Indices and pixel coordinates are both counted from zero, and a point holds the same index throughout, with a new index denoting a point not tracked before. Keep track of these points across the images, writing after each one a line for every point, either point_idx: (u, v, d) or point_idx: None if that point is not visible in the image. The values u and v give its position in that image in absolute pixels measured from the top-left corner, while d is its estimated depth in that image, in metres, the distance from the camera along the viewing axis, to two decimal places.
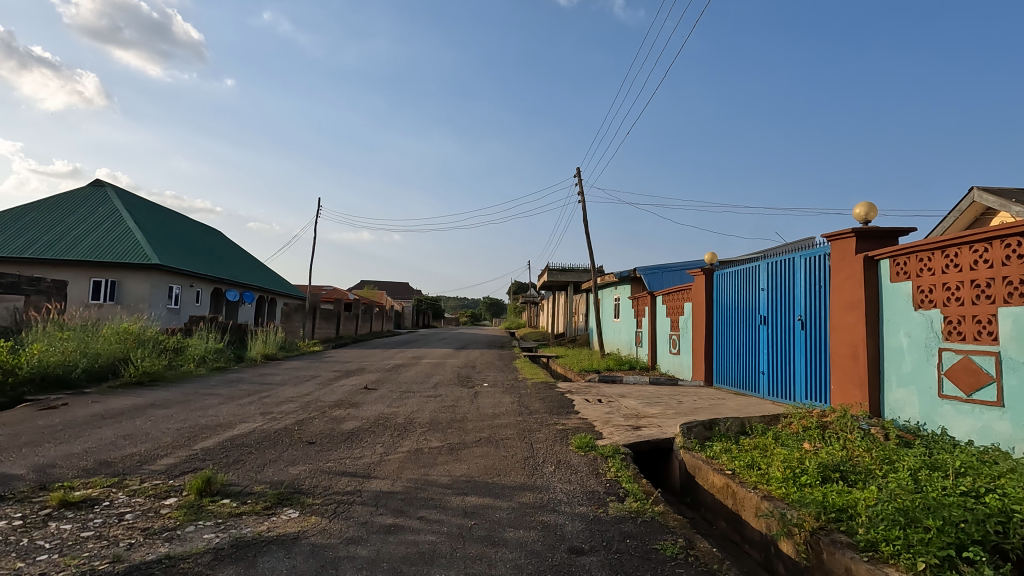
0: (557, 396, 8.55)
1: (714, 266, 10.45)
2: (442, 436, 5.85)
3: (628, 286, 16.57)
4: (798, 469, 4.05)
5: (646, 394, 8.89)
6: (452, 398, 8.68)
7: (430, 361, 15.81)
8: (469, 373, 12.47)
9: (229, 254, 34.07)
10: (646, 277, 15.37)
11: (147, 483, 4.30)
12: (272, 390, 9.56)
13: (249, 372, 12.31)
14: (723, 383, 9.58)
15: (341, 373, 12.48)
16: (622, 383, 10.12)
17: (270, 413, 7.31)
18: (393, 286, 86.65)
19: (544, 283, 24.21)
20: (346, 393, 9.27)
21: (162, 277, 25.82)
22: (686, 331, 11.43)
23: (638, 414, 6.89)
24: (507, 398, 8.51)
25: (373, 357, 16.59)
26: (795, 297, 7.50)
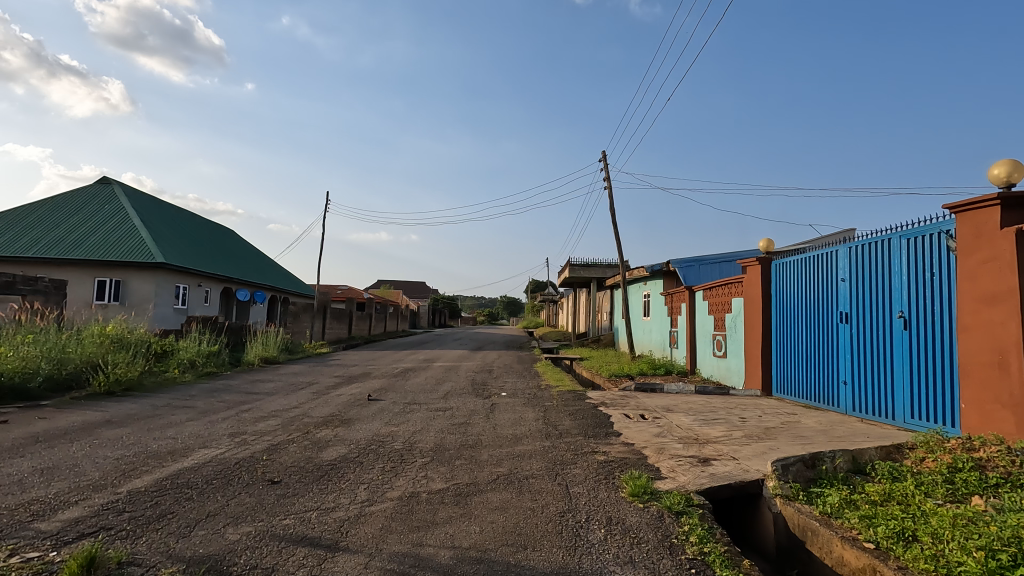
0: (591, 411, 7.10)
1: (771, 255, 8.89)
2: (448, 472, 4.46)
3: (660, 281, 15.01)
4: (1002, 554, 2.55)
5: (697, 408, 7.38)
6: (464, 413, 7.30)
7: (443, 364, 14.43)
8: (485, 379, 11.07)
9: (239, 252, 33.25)
10: (681, 270, 13.80)
11: (15, 559, 2.96)
12: (257, 401, 8.27)
13: (241, 378, 11.08)
14: (787, 394, 8.07)
15: (343, 379, 11.18)
16: (663, 393, 8.64)
17: (242, 434, 6.00)
18: (409, 285, 85.81)
19: (565, 280, 22.72)
20: (342, 405, 7.94)
21: (168, 276, 24.92)
22: (735, 331, 9.90)
23: (699, 437, 5.41)
24: (530, 412, 7.08)
25: (382, 360, 15.32)
26: (891, 289, 5.99)
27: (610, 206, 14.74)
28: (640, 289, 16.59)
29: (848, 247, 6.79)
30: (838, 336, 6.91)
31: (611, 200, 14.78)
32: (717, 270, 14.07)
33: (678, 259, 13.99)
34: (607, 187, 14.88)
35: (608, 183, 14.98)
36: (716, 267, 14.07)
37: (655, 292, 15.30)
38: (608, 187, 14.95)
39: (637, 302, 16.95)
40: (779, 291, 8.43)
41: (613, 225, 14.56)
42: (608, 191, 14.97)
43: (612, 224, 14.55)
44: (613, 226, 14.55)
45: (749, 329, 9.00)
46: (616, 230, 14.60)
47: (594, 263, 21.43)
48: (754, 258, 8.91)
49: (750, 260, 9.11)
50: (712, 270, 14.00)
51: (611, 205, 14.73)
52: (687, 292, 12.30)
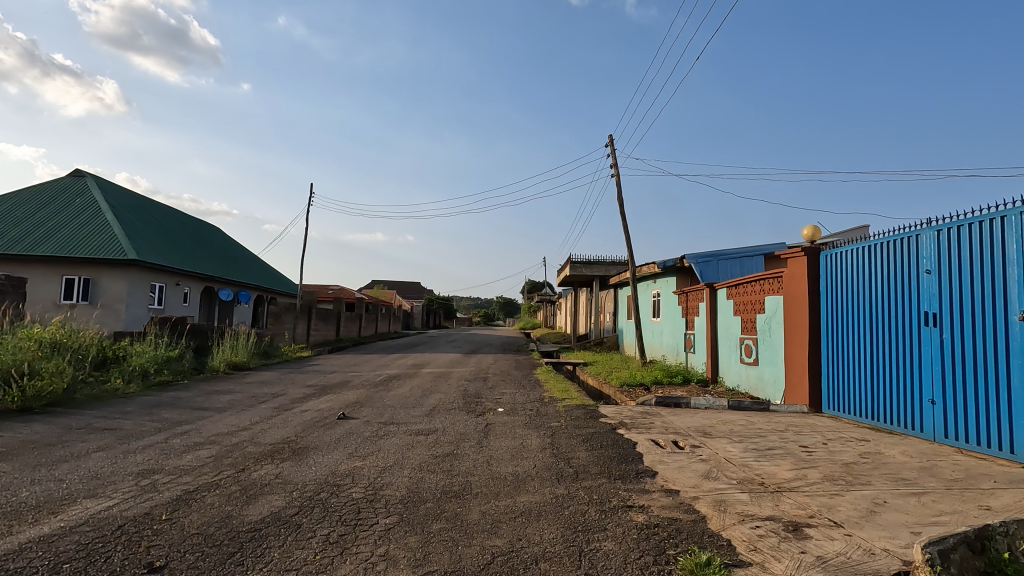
0: (610, 436, 5.67)
1: (818, 244, 7.51)
2: (419, 549, 3.00)
3: (673, 279, 13.61)
4: None
5: (741, 431, 5.95)
6: (452, 437, 5.86)
7: (432, 371, 12.98)
8: (479, 390, 9.63)
9: (223, 250, 31.69)
10: (698, 266, 12.40)
11: None
12: (202, 420, 6.82)
13: (197, 388, 9.60)
14: (845, 412, 6.74)
15: (315, 390, 9.72)
16: (691, 410, 7.23)
17: (155, 473, 4.54)
18: (404, 286, 84.19)
19: (566, 278, 21.28)
20: (302, 426, 6.49)
21: (143, 274, 23.41)
22: (769, 335, 8.52)
23: (765, 482, 3.98)
24: (535, 438, 5.64)
25: (365, 366, 13.85)
26: (1005, 287, 4.62)
27: (617, 196, 13.29)
28: (650, 288, 15.17)
29: (934, 230, 5.39)
30: (918, 342, 5.55)
31: (619, 188, 13.32)
32: (739, 267, 12.56)
33: (695, 254, 12.54)
34: (615, 175, 13.42)
35: (616, 171, 13.52)
36: (738, 263, 12.58)
37: (667, 290, 13.87)
38: (616, 175, 13.48)
39: (646, 302, 15.53)
40: (832, 286, 7.05)
41: (621, 217, 13.11)
42: (615, 179, 13.52)
43: (620, 216, 13.10)
44: (622, 217, 13.10)
45: (791, 332, 7.61)
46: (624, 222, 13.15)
47: (597, 261, 19.96)
48: (798, 248, 7.51)
49: (793, 251, 7.69)
50: (732, 267, 12.53)
51: (618, 194, 13.27)
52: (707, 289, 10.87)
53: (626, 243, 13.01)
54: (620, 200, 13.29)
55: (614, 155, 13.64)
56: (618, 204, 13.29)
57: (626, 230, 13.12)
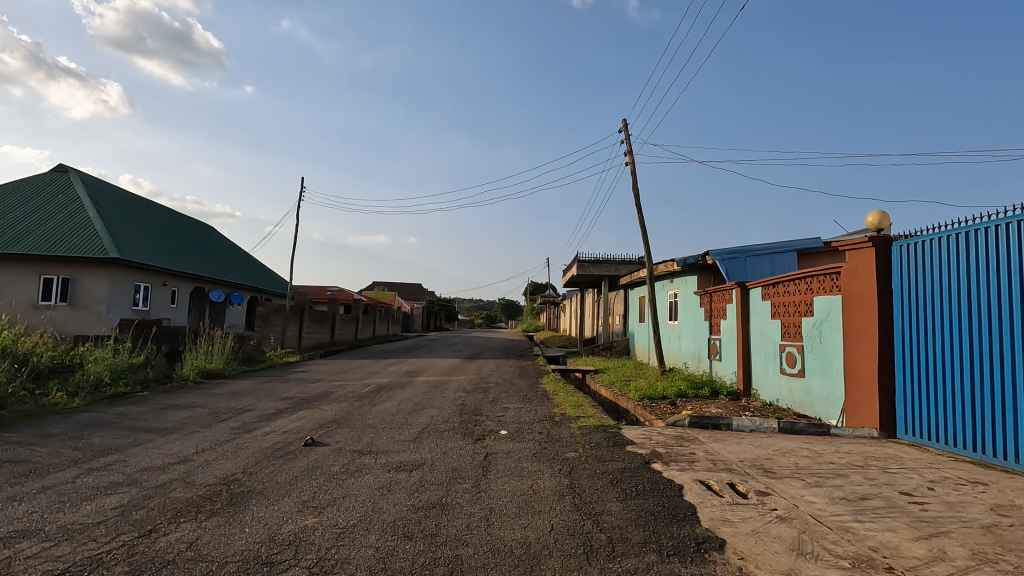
0: (646, 475, 4.39)
1: (886, 233, 6.23)
2: None
3: (694, 278, 12.32)
4: None
5: (810, 468, 4.66)
6: (441, 474, 4.58)
7: (427, 379, 11.71)
8: (479, 403, 8.36)
9: (214, 249, 30.49)
10: (725, 264, 11.09)
11: None
12: (138, 446, 5.56)
13: (153, 401, 8.33)
14: (931, 442, 5.49)
15: (290, 404, 8.47)
16: (735, 435, 5.95)
17: (24, 539, 3.26)
18: (405, 287, 83.03)
19: (572, 278, 20.00)
20: (258, 456, 5.23)
21: (125, 274, 22.22)
22: (820, 343, 7.25)
23: (896, 569, 2.71)
24: (549, 478, 4.37)
25: (355, 373, 12.57)
26: None
27: (632, 186, 11.99)
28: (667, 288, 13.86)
29: None
30: None
31: (633, 177, 12.03)
32: (768, 264, 11.24)
33: (719, 250, 11.24)
34: (629, 163, 12.13)
35: (630, 159, 12.22)
36: (767, 260, 11.27)
37: (687, 290, 12.56)
38: (631, 162, 12.18)
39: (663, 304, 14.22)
40: (912, 284, 5.78)
41: (636, 209, 11.81)
42: (630, 167, 12.21)
43: (636, 208, 11.80)
44: (637, 210, 11.79)
45: (853, 340, 6.32)
46: (640, 213, 11.85)
47: (606, 260, 18.65)
48: (863, 237, 6.20)
49: (852, 242, 6.35)
50: (761, 264, 11.21)
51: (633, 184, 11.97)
52: (738, 288, 9.57)
53: (643, 238, 11.70)
54: (636, 191, 12.00)
55: (628, 141, 12.34)
56: (633, 195, 11.99)
57: (642, 223, 11.82)
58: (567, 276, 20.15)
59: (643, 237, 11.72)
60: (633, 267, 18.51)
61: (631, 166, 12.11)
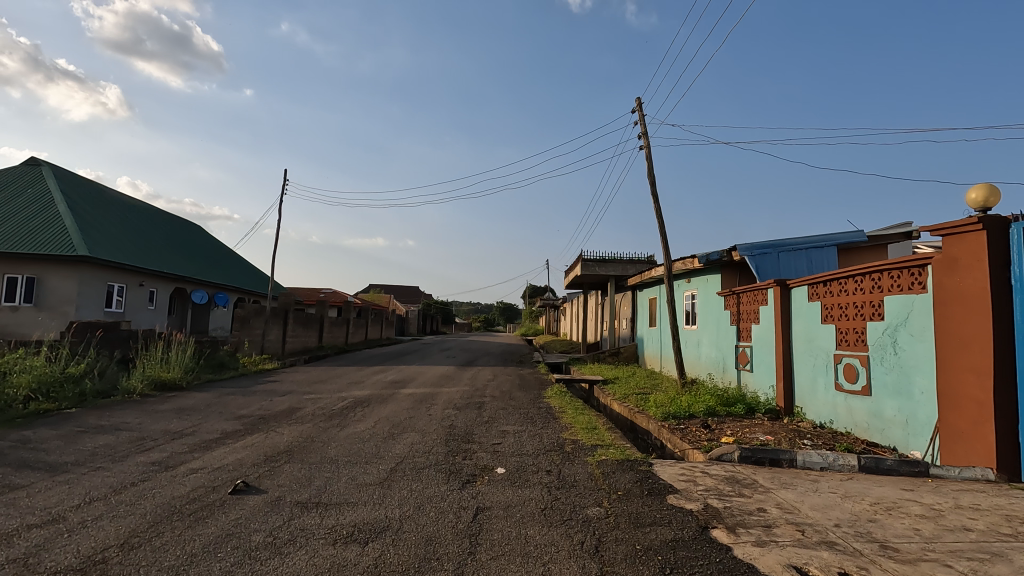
0: (714, 559, 2.92)
1: (995, 212, 4.84)
2: None
3: (716, 276, 10.90)
4: None
5: (942, 541, 3.21)
6: (407, 550, 3.13)
7: (415, 392, 10.24)
8: (471, 425, 6.90)
9: (198, 248, 29.00)
10: (755, 260, 9.67)
11: None
12: (7, 493, 4.11)
13: (74, 422, 6.85)
14: None
15: (243, 424, 7.00)
16: (806, 478, 4.52)
17: None
18: (401, 290, 81.52)
19: (576, 279, 18.57)
20: (160, 513, 3.76)
21: (96, 273, 20.73)
22: (895, 354, 5.83)
23: None
24: (568, 564, 2.91)
25: (333, 384, 11.11)
26: None
27: (648, 172, 10.58)
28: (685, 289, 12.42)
29: None
30: None
31: (648, 161, 10.62)
32: (805, 260, 9.82)
33: (748, 245, 9.82)
34: (644, 146, 10.72)
35: (645, 141, 10.81)
36: (803, 256, 9.84)
37: (709, 290, 11.12)
38: (645, 146, 10.77)
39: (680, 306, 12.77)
40: None
41: (652, 198, 10.39)
42: (644, 150, 10.80)
43: (652, 196, 10.38)
44: (654, 199, 10.36)
45: (951, 350, 4.91)
46: (657, 202, 10.42)
47: (613, 259, 17.23)
48: (968, 217, 4.80)
49: (952, 224, 4.94)
50: (796, 260, 9.78)
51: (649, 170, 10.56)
52: (776, 287, 8.14)
53: (660, 231, 10.27)
54: (652, 178, 10.58)
55: (643, 121, 10.94)
56: (649, 182, 10.57)
57: (659, 213, 10.40)
58: (570, 277, 18.73)
59: (660, 229, 10.30)
60: (642, 267, 17.09)
61: (646, 150, 10.70)
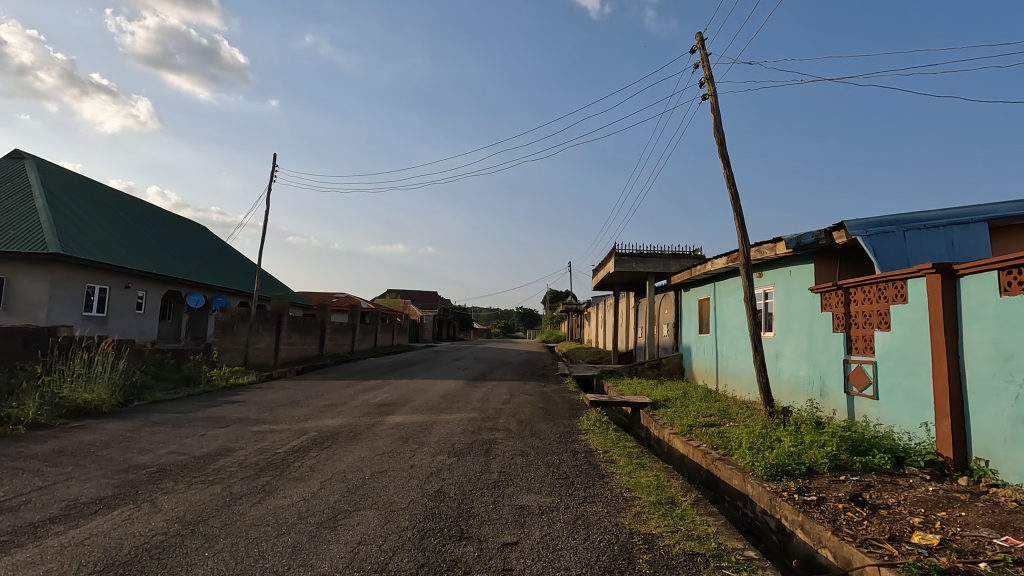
0: None
1: None
2: None
3: (808, 267, 8.18)
4: None
5: None
6: None
7: (405, 419, 7.71)
8: (470, 492, 4.32)
9: (194, 248, 27.05)
10: (874, 240, 6.96)
11: None
12: None
13: None
14: None
15: (120, 485, 4.53)
16: None
17: None
18: (418, 295, 79.41)
19: (608, 278, 15.87)
20: None
21: (71, 273, 18.75)
22: None
23: None
24: None
25: (303, 408, 8.64)
26: None
27: (714, 128, 7.98)
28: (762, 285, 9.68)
29: None
30: None
31: (714, 113, 8.04)
32: (944, 241, 7.09)
33: (861, 220, 7.15)
34: (709, 94, 8.10)
35: (711, 88, 8.17)
36: (941, 236, 7.12)
37: (798, 286, 8.38)
38: (711, 95, 8.14)
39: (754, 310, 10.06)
40: None
41: (721, 161, 7.83)
42: (708, 100, 8.23)
43: (720, 159, 7.81)
44: (723, 163, 7.78)
45: None
46: (727, 167, 7.85)
47: (653, 254, 14.57)
48: None
49: None
50: (930, 241, 7.06)
51: (716, 125, 7.97)
52: (934, 273, 5.40)
53: (733, 203, 7.67)
54: (720, 135, 7.98)
55: (707, 65, 8.36)
56: (715, 141, 7.99)
57: (732, 182, 7.80)
58: (601, 275, 16.06)
59: (733, 201, 7.71)
60: (688, 262, 14.38)
61: (711, 100, 8.12)
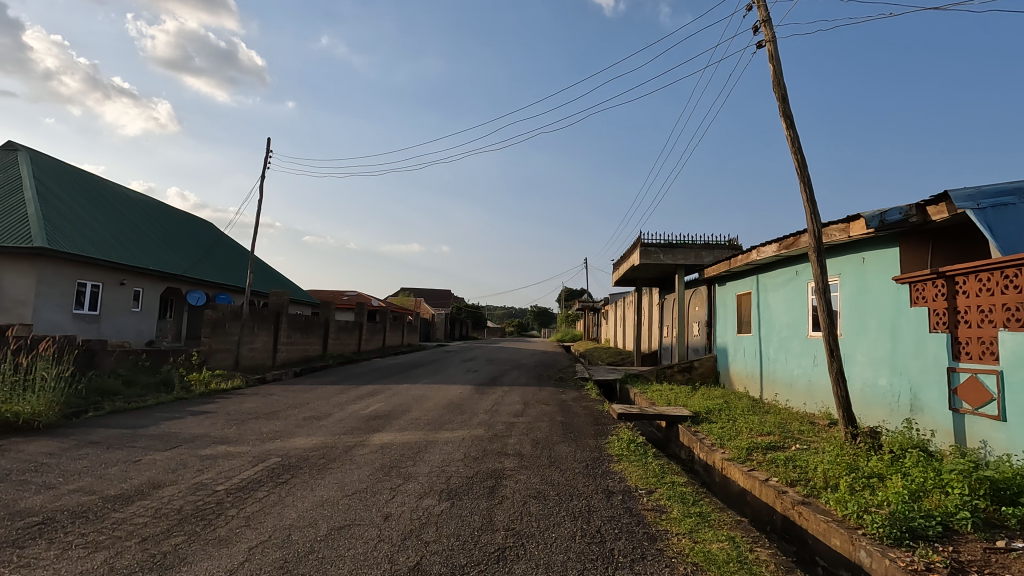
0: None
1: None
2: None
3: (890, 254, 6.67)
4: None
5: None
6: None
7: (395, 439, 6.33)
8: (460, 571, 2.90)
9: (195, 244, 26.02)
10: (987, 213, 5.42)
11: None
12: None
13: None
14: None
15: None
16: None
17: None
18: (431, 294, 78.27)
19: (633, 272, 14.37)
20: None
21: (60, 269, 17.75)
22: None
23: None
24: None
25: (279, 422, 7.31)
26: None
27: (772, 80, 6.49)
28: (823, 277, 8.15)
29: None
30: None
31: (773, 62, 6.54)
32: None
33: (969, 188, 5.62)
34: (766, 41, 6.60)
35: (769, 33, 6.67)
36: None
37: (876, 276, 6.87)
38: (768, 42, 6.64)
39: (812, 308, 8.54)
40: None
41: (781, 120, 6.34)
42: (765, 47, 6.73)
43: (781, 118, 6.33)
44: (786, 122, 6.30)
45: None
46: (791, 128, 6.36)
47: (683, 245, 13.05)
48: None
49: None
50: None
51: (775, 77, 6.47)
52: None
53: (800, 172, 6.19)
54: (780, 89, 6.47)
55: (762, 5, 6.85)
56: (774, 96, 6.49)
57: (797, 146, 6.30)
58: (625, 269, 14.57)
59: (798, 169, 6.22)
60: (724, 253, 12.82)
61: (768, 47, 6.62)
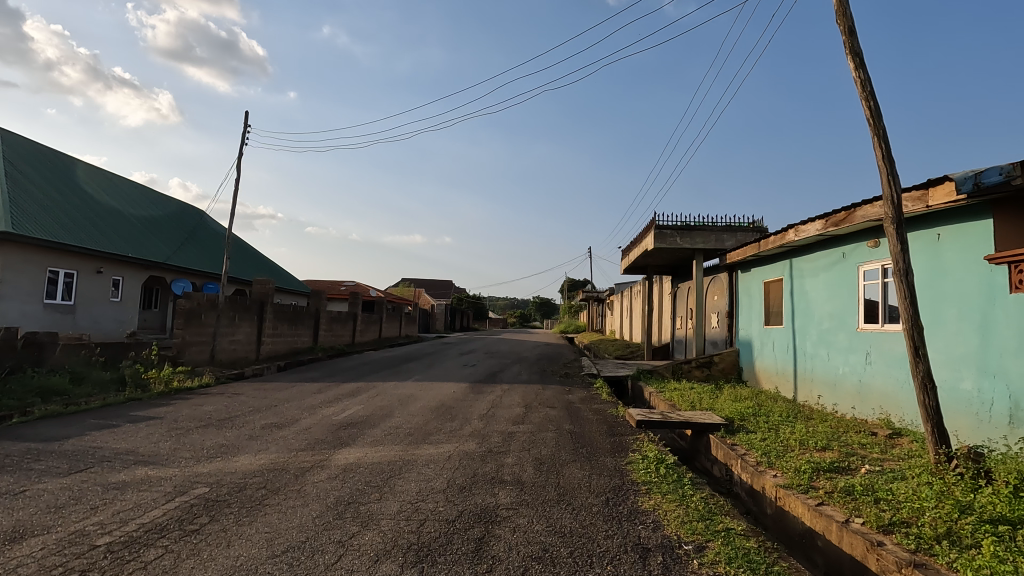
0: None
1: None
2: None
3: (978, 227, 5.37)
4: None
5: None
6: None
7: (365, 456, 5.11)
8: None
9: (182, 231, 24.85)
10: None
11: None
12: None
13: None
14: None
15: None
16: None
17: None
18: (431, 284, 77.04)
19: (645, 257, 13.08)
20: None
21: (28, 256, 16.56)
22: None
23: None
24: None
25: (232, 431, 6.10)
26: None
27: (837, 10, 5.19)
28: (882, 259, 6.90)
29: None
30: None
31: None
32: None
33: None
34: None
35: None
36: None
37: (957, 256, 5.60)
38: None
39: (864, 296, 7.27)
40: None
41: (848, 59, 5.07)
42: None
43: (848, 56, 5.07)
44: (854, 61, 5.03)
45: None
46: (859, 69, 5.08)
47: (702, 227, 11.77)
48: None
49: None
50: None
51: (840, 5, 5.18)
52: None
53: (872, 122, 4.93)
54: (847, 20, 5.17)
55: None
56: (838, 30, 5.19)
57: (869, 91, 5.03)
58: (636, 254, 13.29)
59: (870, 119, 4.96)
60: (748, 236, 11.51)
61: None
